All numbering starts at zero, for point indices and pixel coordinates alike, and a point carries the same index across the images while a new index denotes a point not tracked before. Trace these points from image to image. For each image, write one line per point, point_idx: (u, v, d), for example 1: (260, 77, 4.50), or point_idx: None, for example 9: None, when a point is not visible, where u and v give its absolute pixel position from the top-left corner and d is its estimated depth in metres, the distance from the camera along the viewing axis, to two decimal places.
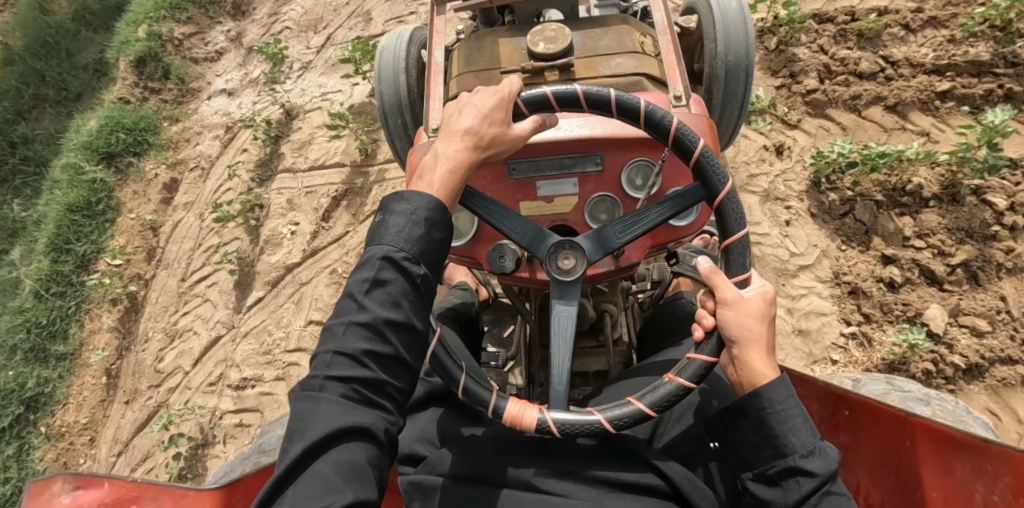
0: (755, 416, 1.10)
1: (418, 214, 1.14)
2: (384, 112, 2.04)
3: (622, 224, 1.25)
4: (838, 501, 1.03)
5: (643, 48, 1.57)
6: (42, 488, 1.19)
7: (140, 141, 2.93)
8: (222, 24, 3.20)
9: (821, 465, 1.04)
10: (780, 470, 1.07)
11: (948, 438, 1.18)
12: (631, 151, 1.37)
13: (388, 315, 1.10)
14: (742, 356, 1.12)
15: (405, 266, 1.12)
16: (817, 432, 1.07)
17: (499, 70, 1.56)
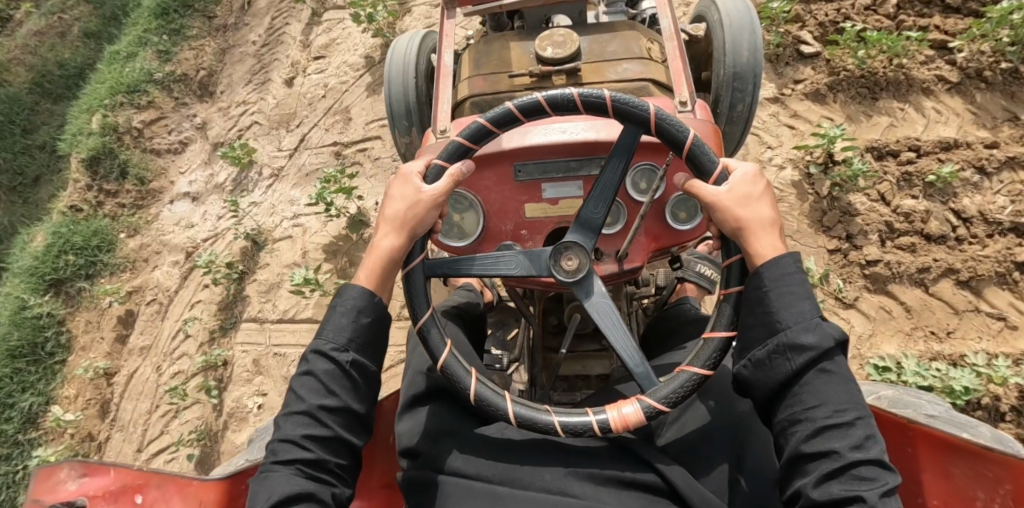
0: (752, 299, 1.13)
1: (347, 305, 1.23)
2: (392, 118, 2.07)
3: (594, 201, 1.26)
4: (828, 373, 1.06)
5: (650, 54, 1.59)
6: (48, 474, 1.21)
7: (92, 261, 2.70)
8: (187, 107, 2.97)
9: (813, 340, 1.06)
10: (772, 348, 1.09)
11: (947, 444, 1.19)
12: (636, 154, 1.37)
13: (321, 401, 1.16)
14: (746, 244, 1.16)
15: (335, 355, 1.20)
16: (811, 309, 1.09)
17: (508, 73, 1.58)
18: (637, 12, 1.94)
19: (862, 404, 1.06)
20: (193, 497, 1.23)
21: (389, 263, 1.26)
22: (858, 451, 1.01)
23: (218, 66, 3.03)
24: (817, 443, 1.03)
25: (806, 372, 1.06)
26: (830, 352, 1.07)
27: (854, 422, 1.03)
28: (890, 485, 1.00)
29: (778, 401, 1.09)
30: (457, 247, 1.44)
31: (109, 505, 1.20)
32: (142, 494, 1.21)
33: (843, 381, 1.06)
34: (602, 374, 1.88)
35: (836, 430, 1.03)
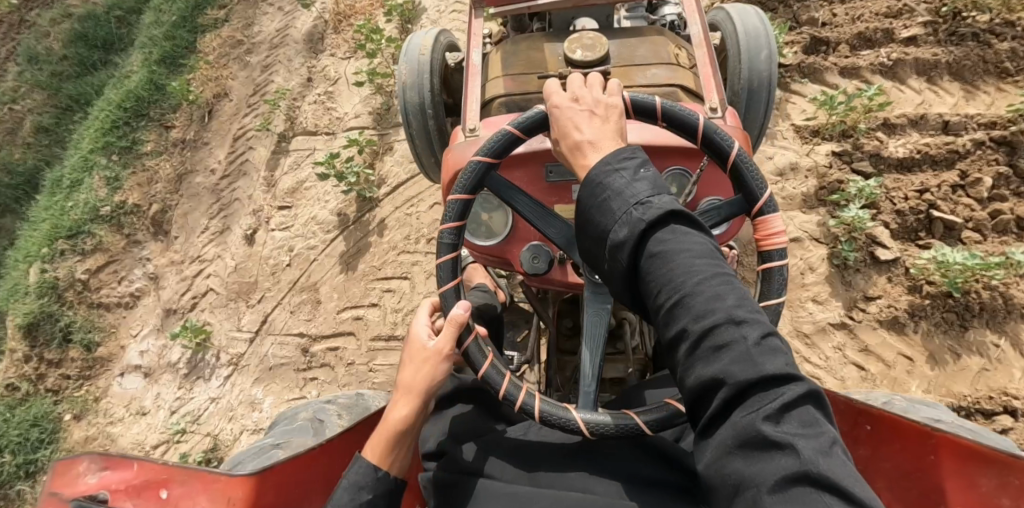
0: (582, 211, 1.09)
1: (354, 477, 1.21)
2: (406, 113, 2.06)
3: (563, 230, 1.29)
4: (655, 255, 0.98)
5: (678, 60, 1.60)
6: (67, 467, 1.19)
7: (33, 460, 2.51)
8: (141, 245, 2.78)
9: (626, 231, 1.01)
10: (610, 258, 1.04)
11: (972, 452, 1.22)
12: (667, 158, 1.37)
13: None
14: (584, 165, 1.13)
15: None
16: (624, 196, 1.03)
17: (536, 74, 1.58)
18: (658, 17, 1.95)
19: (704, 267, 0.96)
20: (218, 494, 1.21)
21: (399, 439, 1.24)
22: (705, 319, 0.93)
23: (176, 191, 2.83)
24: (670, 331, 0.96)
25: (642, 262, 1.00)
26: (654, 228, 1.00)
27: (697, 291, 0.94)
28: (752, 339, 0.91)
29: (640, 301, 1.03)
30: (484, 245, 1.44)
31: (132, 500, 1.18)
32: (167, 490, 1.20)
33: (676, 252, 0.98)
34: (616, 378, 1.87)
35: (680, 308, 0.95)
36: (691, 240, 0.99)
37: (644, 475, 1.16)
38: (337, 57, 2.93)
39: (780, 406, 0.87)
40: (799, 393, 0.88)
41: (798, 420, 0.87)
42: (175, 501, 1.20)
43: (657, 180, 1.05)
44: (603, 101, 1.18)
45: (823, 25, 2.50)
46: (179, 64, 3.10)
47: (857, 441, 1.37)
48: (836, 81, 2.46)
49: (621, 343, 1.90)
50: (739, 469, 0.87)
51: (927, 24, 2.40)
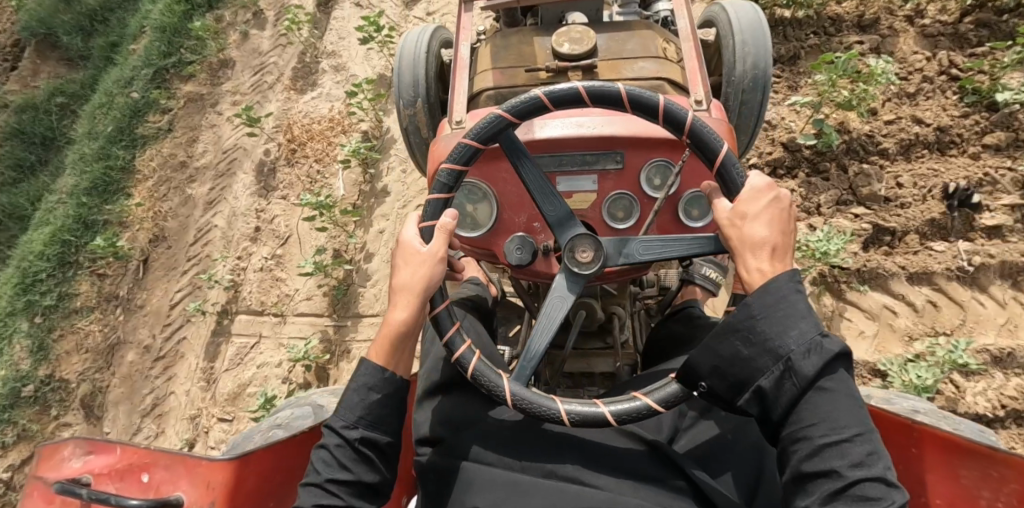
0: (745, 325, 1.09)
1: (360, 381, 1.21)
2: (401, 110, 2.04)
3: (557, 201, 1.29)
4: (832, 395, 1.02)
5: (666, 54, 1.60)
6: (51, 452, 1.19)
7: None
8: (69, 428, 2.61)
9: (818, 362, 1.02)
10: (774, 375, 1.05)
11: (954, 445, 1.20)
12: (651, 149, 1.38)
13: (336, 474, 1.14)
14: (739, 261, 1.15)
15: (344, 432, 1.18)
16: (809, 325, 1.05)
17: (524, 68, 1.59)
18: (651, 13, 1.95)
19: (865, 422, 1.02)
20: (199, 478, 1.22)
21: (400, 339, 1.23)
22: (859, 469, 0.98)
23: (104, 367, 2.69)
24: (818, 462, 1.00)
25: (808, 390, 1.03)
26: (830, 366, 1.04)
27: (855, 440, 1.00)
28: (897, 505, 0.96)
29: (778, 420, 1.07)
30: (468, 237, 1.45)
31: (115, 483, 1.19)
32: (149, 473, 1.21)
33: (844, 397, 1.03)
34: (606, 372, 1.89)
35: (837, 449, 1.00)
36: (857, 391, 1.04)
37: (647, 477, 1.16)
38: (289, 203, 2.76)
39: None
40: None
41: None
42: (156, 485, 1.21)
43: None
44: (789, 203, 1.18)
45: (886, 201, 2.18)
46: (111, 201, 2.98)
47: None
48: (902, 290, 2.09)
49: (611, 338, 1.89)
50: None
51: (1016, 207, 2.07)
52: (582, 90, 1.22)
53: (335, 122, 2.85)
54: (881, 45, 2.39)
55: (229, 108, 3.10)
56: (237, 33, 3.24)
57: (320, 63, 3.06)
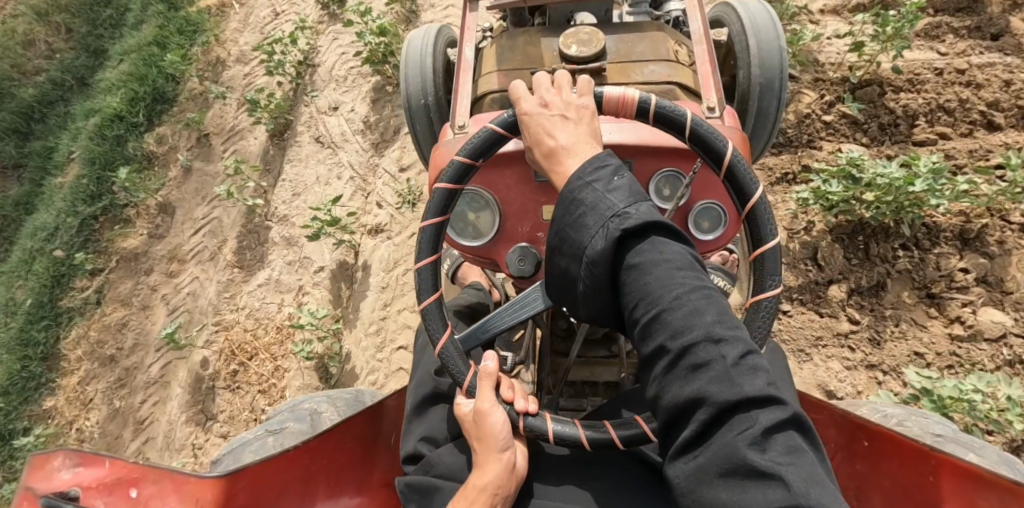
0: (558, 230, 1.03)
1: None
2: (410, 111, 2.00)
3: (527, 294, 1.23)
4: (632, 271, 0.95)
5: (678, 57, 1.54)
6: (40, 462, 1.14)
7: None
8: None
9: (606, 242, 0.96)
10: (585, 273, 1.00)
11: (972, 476, 1.16)
12: (663, 158, 1.32)
13: None
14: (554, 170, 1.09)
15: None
16: (605, 207, 0.98)
17: (530, 70, 1.54)
18: (662, 13, 1.88)
19: (683, 281, 0.92)
20: (188, 494, 1.22)
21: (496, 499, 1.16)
22: (681, 337, 0.90)
23: None
24: (646, 347, 0.93)
25: (620, 272, 0.97)
26: (634, 239, 0.96)
27: (673, 306, 0.91)
28: (732, 360, 0.88)
29: (614, 310, 1.00)
30: (470, 246, 1.41)
31: (103, 498, 1.15)
32: (137, 489, 1.18)
33: (653, 264, 0.94)
34: (610, 380, 1.86)
35: (657, 324, 0.92)
36: (670, 250, 0.95)
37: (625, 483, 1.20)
38: None
39: (760, 431, 0.85)
40: (780, 417, 0.86)
41: (779, 445, 0.85)
42: (145, 500, 1.19)
43: (634, 186, 1.00)
44: (568, 103, 1.14)
45: None
46: (31, 399, 2.90)
47: (857, 455, 1.38)
48: None
49: (616, 347, 1.85)
50: (719, 495, 0.85)
51: None
52: (461, 158, 1.21)
53: (283, 333, 2.56)
54: (989, 270, 2.03)
55: (169, 291, 2.88)
56: (180, 166, 3.12)
57: (268, 224, 2.85)
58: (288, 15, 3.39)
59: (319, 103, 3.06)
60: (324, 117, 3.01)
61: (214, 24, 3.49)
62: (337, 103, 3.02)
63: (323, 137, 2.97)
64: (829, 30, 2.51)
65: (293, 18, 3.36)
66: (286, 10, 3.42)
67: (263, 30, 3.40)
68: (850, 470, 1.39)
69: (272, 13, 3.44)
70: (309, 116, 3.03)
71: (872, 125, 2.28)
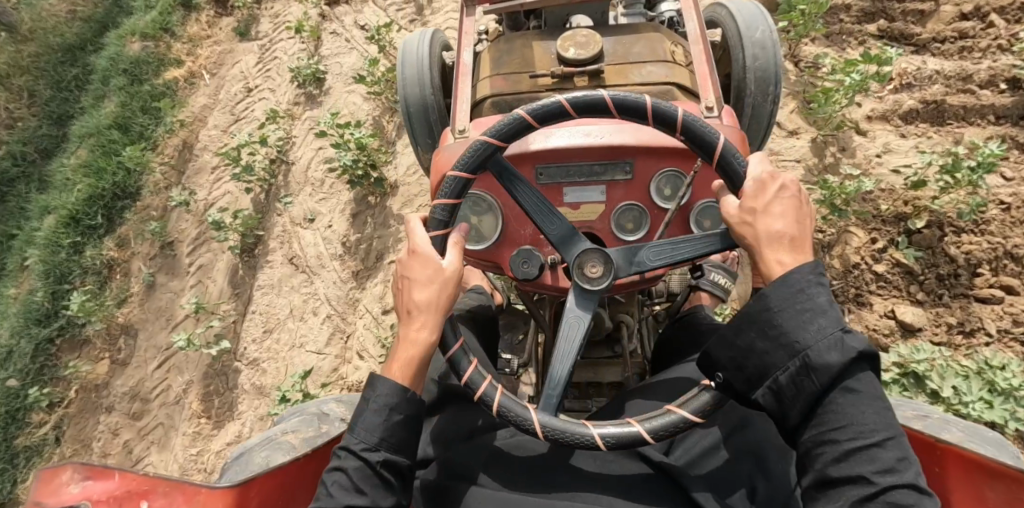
0: (762, 321, 1.06)
1: (382, 400, 1.17)
2: (407, 112, 2.00)
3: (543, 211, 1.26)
4: (853, 398, 1.00)
5: (675, 58, 1.55)
6: (51, 477, 1.17)
7: None
8: None
9: (838, 358, 1.00)
10: (793, 371, 1.03)
11: (978, 466, 1.16)
12: (663, 158, 1.34)
13: (352, 501, 1.10)
14: (762, 247, 1.11)
15: (365, 454, 1.15)
16: (835, 322, 1.02)
17: (529, 74, 1.55)
18: (656, 14, 1.90)
19: (891, 421, 1.00)
20: None
21: (423, 355, 1.20)
22: (889, 475, 0.97)
23: None
24: (845, 468, 0.99)
25: (831, 389, 1.02)
26: (857, 365, 1.02)
27: (885, 444, 0.99)
28: None
29: (801, 416, 1.04)
30: (473, 250, 1.41)
31: None
32: (148, 501, 1.18)
33: (868, 397, 1.01)
34: (614, 381, 1.87)
35: (865, 453, 0.98)
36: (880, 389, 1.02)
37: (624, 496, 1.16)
38: None
39: None
40: None
41: None
42: None
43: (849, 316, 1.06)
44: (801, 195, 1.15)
45: None
46: None
47: None
48: None
49: (619, 347, 1.84)
50: None
51: None
52: (485, 140, 1.21)
53: None
54: None
55: (133, 438, 2.56)
56: (142, 281, 2.80)
57: (237, 367, 2.53)
58: (260, 95, 3.10)
59: (292, 211, 2.74)
60: (298, 231, 2.69)
61: (179, 112, 3.17)
62: (313, 214, 2.70)
63: (297, 257, 2.64)
64: (879, 144, 2.26)
65: (266, 97, 3.07)
66: (258, 86, 3.12)
67: (233, 112, 3.09)
68: None
69: (245, 90, 3.13)
70: (281, 229, 2.71)
71: (929, 277, 2.01)
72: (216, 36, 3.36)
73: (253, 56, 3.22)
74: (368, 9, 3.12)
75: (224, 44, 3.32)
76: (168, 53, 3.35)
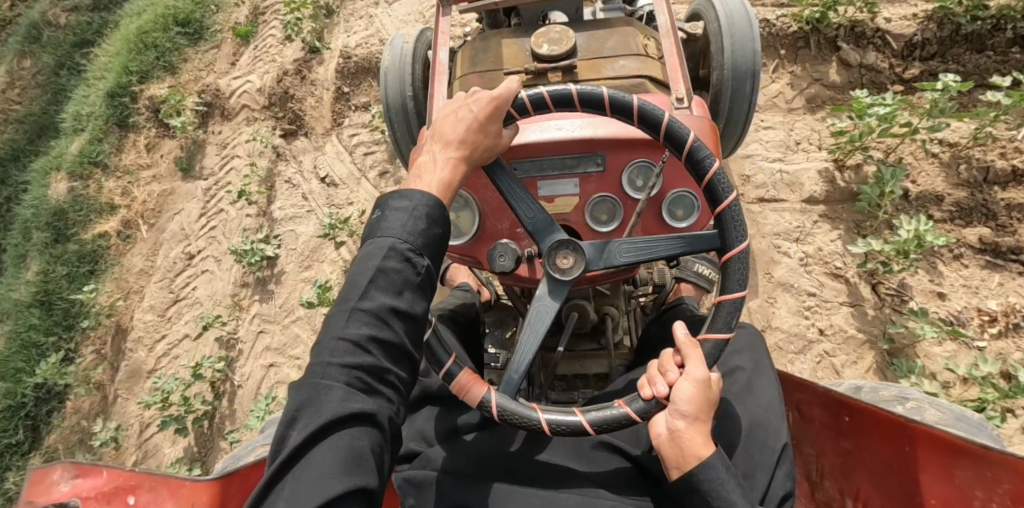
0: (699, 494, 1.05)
1: (421, 209, 1.13)
2: (388, 110, 2.02)
3: (627, 244, 1.25)
4: None
5: (647, 51, 1.57)
6: (42, 476, 1.22)
7: None
8: None
9: None
10: None
11: (948, 445, 1.23)
12: (633, 150, 1.36)
13: (392, 303, 1.09)
14: (679, 434, 1.08)
15: (410, 257, 1.11)
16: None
17: (503, 70, 1.58)
18: (634, 8, 1.93)
19: None
20: (185, 499, 1.27)
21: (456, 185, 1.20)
22: None
23: None
24: None
25: None
26: None
27: None
28: None
29: None
30: (452, 245, 1.45)
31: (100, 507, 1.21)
32: (135, 495, 1.24)
33: None
34: (600, 373, 1.87)
35: None
36: None
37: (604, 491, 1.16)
38: None
39: None
40: None
41: None
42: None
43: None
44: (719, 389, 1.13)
45: None
46: None
47: (841, 432, 1.44)
48: None
49: (604, 338, 1.88)
50: None
51: None
52: (524, 99, 1.23)
53: None
54: None
55: None
56: None
57: None
58: (202, 265, 2.61)
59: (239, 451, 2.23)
60: None
61: (111, 278, 2.69)
62: None
63: None
64: None
65: (210, 268, 2.59)
66: (201, 251, 2.64)
67: (172, 289, 2.60)
68: (835, 447, 1.45)
69: (184, 256, 2.65)
70: None
71: None
72: (156, 168, 2.87)
73: (196, 205, 2.74)
74: (330, 147, 2.70)
75: (164, 182, 2.83)
76: (100, 196, 2.86)
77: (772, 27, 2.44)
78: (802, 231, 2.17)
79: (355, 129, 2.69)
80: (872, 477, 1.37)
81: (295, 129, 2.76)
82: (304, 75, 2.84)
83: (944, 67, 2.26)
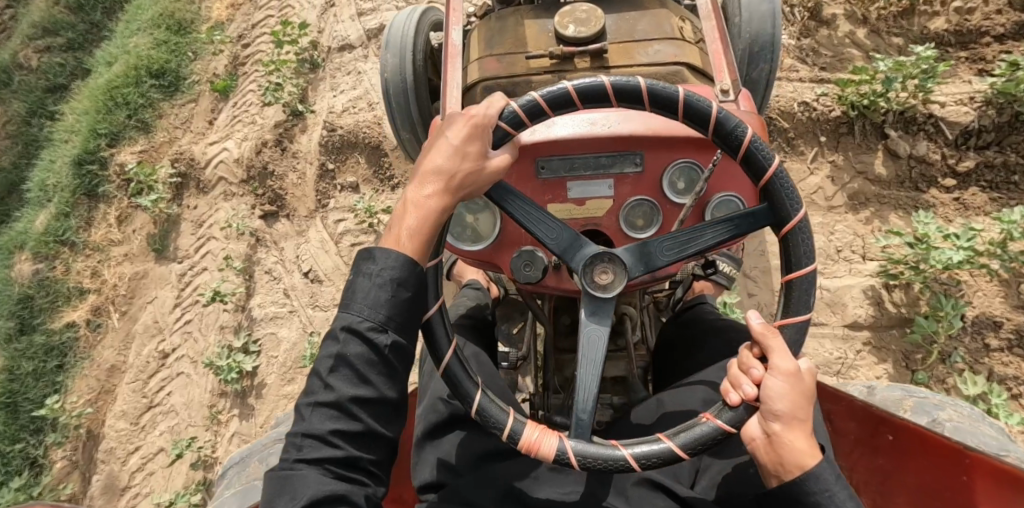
0: (807, 502, 0.98)
1: (384, 274, 1.01)
2: (385, 86, 1.84)
3: (669, 240, 1.13)
4: None
5: (683, 35, 1.43)
6: None
7: None
8: None
9: None
10: None
11: (1009, 478, 1.15)
12: (675, 150, 1.23)
13: (354, 388, 0.99)
14: (778, 437, 0.99)
15: (372, 334, 1.00)
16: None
17: (524, 54, 1.42)
18: None
19: None
20: None
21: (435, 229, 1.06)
22: None
23: None
24: None
25: None
26: None
27: None
28: None
29: None
30: (470, 251, 1.31)
31: None
32: None
33: None
34: (617, 377, 1.75)
35: None
36: None
37: None
38: None
39: None
40: None
41: None
42: None
43: None
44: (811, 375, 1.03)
45: None
46: None
47: (879, 449, 1.36)
48: None
49: (622, 339, 1.77)
50: None
51: None
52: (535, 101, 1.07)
53: None
54: None
55: None
56: None
57: None
58: (177, 366, 2.43)
59: None
60: None
61: (80, 376, 2.52)
62: None
63: None
64: None
65: (185, 372, 2.41)
66: (175, 350, 2.45)
67: (146, 393, 2.43)
68: (868, 464, 1.38)
69: (158, 355, 2.46)
70: None
71: None
72: (128, 245, 2.63)
73: (170, 293, 2.53)
74: (313, 233, 2.45)
75: (137, 262, 2.60)
76: (66, 284, 2.65)
77: (812, 111, 2.21)
78: (846, 362, 2.04)
79: (341, 214, 2.44)
80: (910, 501, 1.31)
81: (275, 209, 2.49)
82: (284, 146, 2.55)
83: (1003, 157, 2.07)
